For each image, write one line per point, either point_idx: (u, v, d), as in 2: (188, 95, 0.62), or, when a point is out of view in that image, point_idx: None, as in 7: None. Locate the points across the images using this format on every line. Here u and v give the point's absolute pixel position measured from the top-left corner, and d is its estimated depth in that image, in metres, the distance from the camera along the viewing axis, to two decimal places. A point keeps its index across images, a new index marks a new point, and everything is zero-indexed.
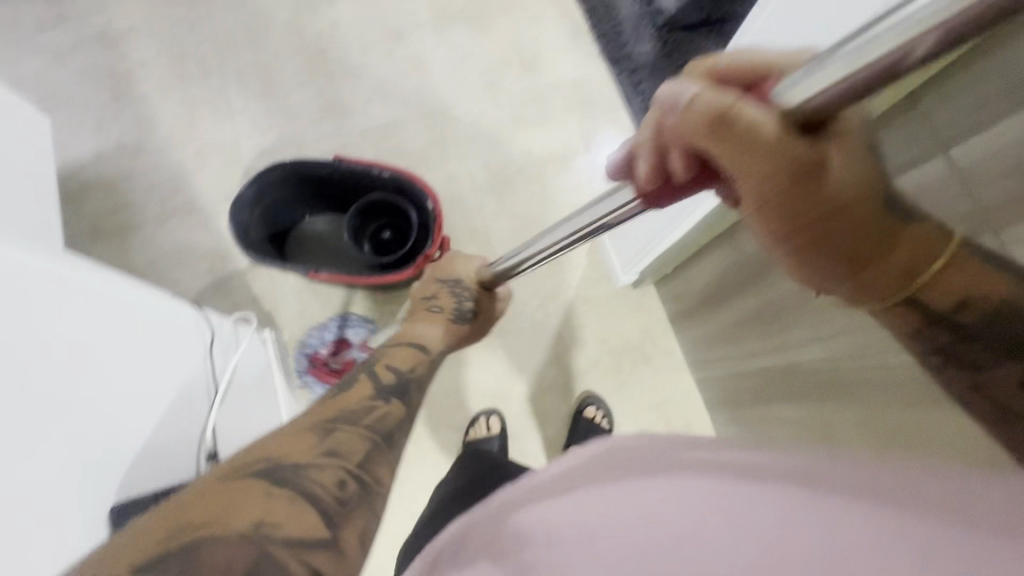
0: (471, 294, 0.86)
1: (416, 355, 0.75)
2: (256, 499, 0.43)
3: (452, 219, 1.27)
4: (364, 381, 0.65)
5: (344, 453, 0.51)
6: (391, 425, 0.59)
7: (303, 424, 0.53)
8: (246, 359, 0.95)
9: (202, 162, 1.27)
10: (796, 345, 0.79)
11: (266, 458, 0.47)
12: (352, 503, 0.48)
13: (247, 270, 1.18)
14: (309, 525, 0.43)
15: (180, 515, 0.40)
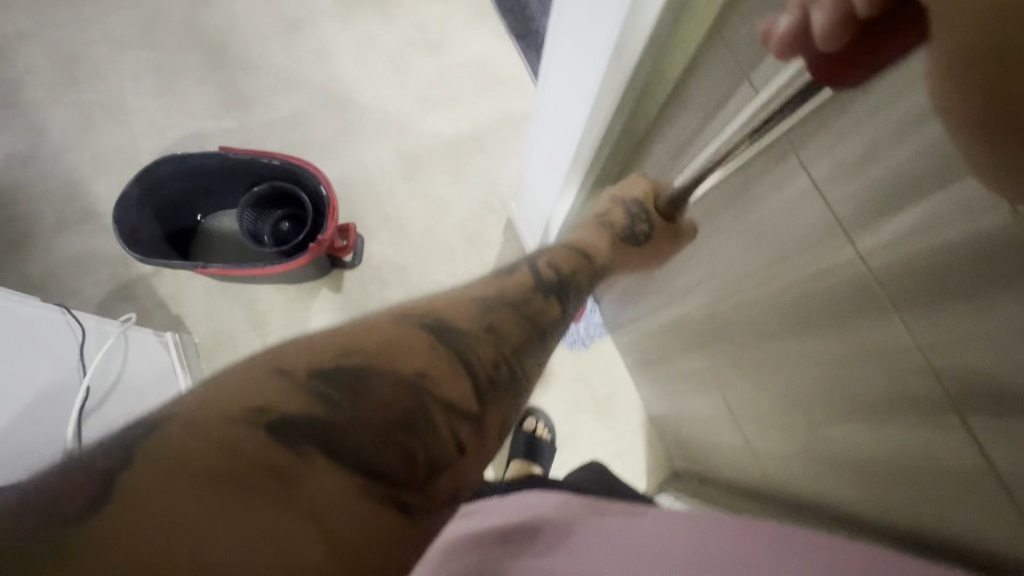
0: (647, 219, 0.68)
1: (577, 261, 0.59)
2: (421, 348, 0.38)
3: (364, 206, 1.25)
4: (522, 271, 0.51)
5: (502, 334, 0.42)
6: (553, 319, 0.48)
7: (476, 289, 0.46)
8: (140, 363, 0.92)
9: (100, 167, 1.23)
10: (681, 295, 0.80)
11: (436, 312, 0.41)
12: (501, 391, 0.40)
13: (152, 273, 1.15)
14: (464, 392, 0.38)
15: (364, 335, 0.38)
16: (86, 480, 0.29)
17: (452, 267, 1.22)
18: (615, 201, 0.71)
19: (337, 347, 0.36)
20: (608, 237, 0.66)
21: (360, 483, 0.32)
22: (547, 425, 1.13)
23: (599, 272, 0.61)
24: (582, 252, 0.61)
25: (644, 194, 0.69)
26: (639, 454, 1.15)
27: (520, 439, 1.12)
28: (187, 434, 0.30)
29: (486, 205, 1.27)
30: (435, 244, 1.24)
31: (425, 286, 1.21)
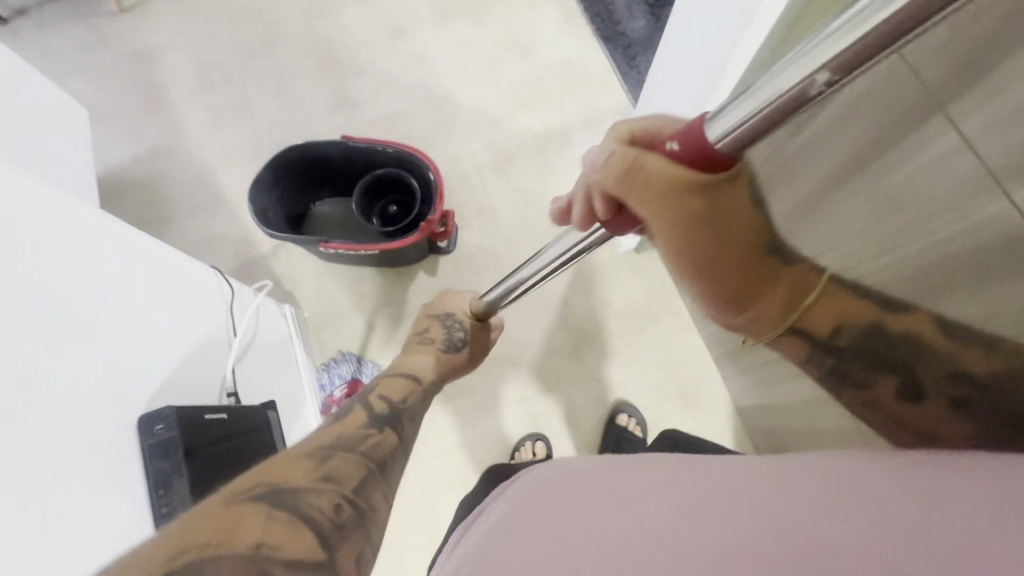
0: (461, 326, 0.90)
1: (409, 386, 0.76)
2: (254, 521, 0.41)
3: (458, 195, 1.32)
4: (357, 411, 0.63)
5: (340, 479, 0.50)
6: (387, 448, 0.60)
7: (305, 446, 0.51)
8: (267, 327, 1.01)
9: (227, 158, 1.37)
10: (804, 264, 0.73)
11: (268, 478, 0.45)
12: (349, 531, 0.46)
13: (270, 253, 1.27)
14: (310, 544, 0.42)
15: (190, 530, 0.38)
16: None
17: None
18: (434, 320, 0.92)
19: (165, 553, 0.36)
20: (426, 354, 0.85)
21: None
22: (639, 422, 1.14)
23: (427, 391, 0.80)
24: (413, 375, 0.79)
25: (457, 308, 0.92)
26: (727, 446, 1.14)
27: (612, 435, 1.13)
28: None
29: None
30: (524, 234, 1.29)
31: None
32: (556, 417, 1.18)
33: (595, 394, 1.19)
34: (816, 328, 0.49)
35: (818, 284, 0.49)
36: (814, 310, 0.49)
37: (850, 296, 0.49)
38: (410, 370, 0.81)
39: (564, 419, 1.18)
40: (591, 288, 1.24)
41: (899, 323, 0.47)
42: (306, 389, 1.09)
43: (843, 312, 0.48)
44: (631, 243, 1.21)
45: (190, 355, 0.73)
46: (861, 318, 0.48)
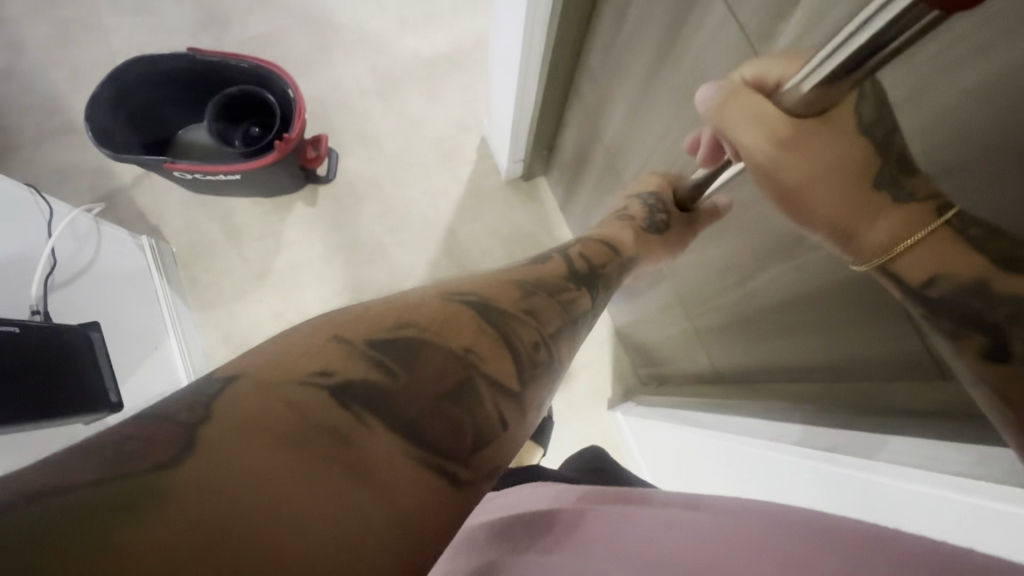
0: (664, 208, 0.74)
1: (605, 253, 0.66)
2: (469, 323, 0.38)
3: (339, 122, 1.26)
4: (555, 261, 0.56)
5: (541, 318, 0.44)
6: (584, 308, 0.52)
7: (513, 278, 0.47)
8: (113, 256, 0.95)
9: (78, 82, 1.24)
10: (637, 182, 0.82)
11: (480, 291, 0.42)
12: (540, 372, 0.40)
13: (132, 185, 1.17)
14: (509, 371, 0.38)
15: (410, 311, 0.37)
16: (167, 436, 0.27)
17: (425, 184, 1.24)
18: (633, 198, 0.78)
19: (396, 318, 0.36)
20: (627, 230, 0.73)
21: (413, 457, 0.31)
22: (545, 402, 1.13)
23: (625, 261, 0.68)
24: (608, 243, 0.69)
25: (658, 187, 0.75)
26: (606, 365, 1.18)
27: None
28: (248, 396, 0.29)
29: (460, 124, 1.27)
30: (409, 161, 1.24)
31: (400, 202, 1.22)
32: None
33: None
34: (910, 275, 0.44)
35: (926, 227, 0.42)
36: (877, 228, 0.45)
37: (955, 238, 0.41)
38: (606, 239, 0.70)
39: None
40: (477, 216, 1.23)
41: (977, 265, 0.41)
42: (170, 321, 1.02)
43: (946, 261, 0.42)
44: (516, 167, 1.20)
45: None
46: (959, 268, 0.42)
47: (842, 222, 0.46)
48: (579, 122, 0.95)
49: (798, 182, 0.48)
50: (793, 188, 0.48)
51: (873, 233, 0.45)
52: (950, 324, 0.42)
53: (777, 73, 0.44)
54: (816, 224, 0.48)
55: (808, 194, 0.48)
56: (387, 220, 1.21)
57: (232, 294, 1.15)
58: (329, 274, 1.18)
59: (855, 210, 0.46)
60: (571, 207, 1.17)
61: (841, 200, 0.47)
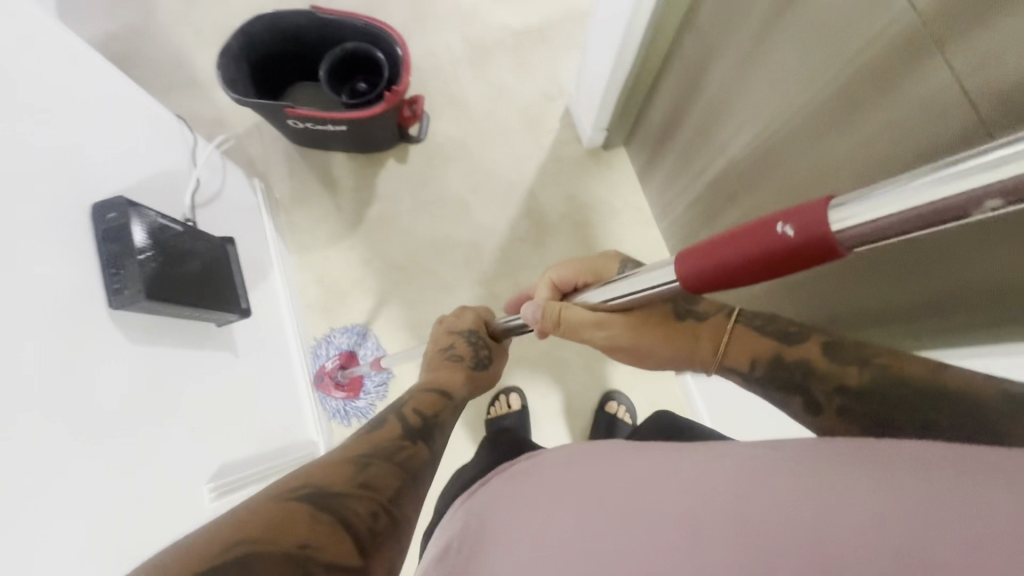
0: (483, 345, 0.85)
1: (442, 402, 0.68)
2: (305, 518, 0.41)
3: (431, 87, 1.32)
4: (388, 420, 0.59)
5: (378, 488, 0.48)
6: (424, 462, 0.55)
7: (346, 451, 0.51)
8: (234, 191, 1.04)
9: (201, 41, 1.36)
10: (728, 138, 0.85)
11: (311, 481, 0.45)
12: (384, 540, 0.44)
13: (242, 135, 1.28)
14: (345, 552, 0.41)
15: (246, 527, 0.39)
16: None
17: (508, 149, 1.29)
18: (454, 336, 0.85)
19: (228, 538, 0.38)
20: (460, 373, 0.77)
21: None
22: (628, 410, 1.15)
23: (457, 406, 0.70)
24: (443, 391, 0.70)
25: (474, 325, 0.87)
26: None
27: (602, 420, 1.13)
28: None
29: (544, 94, 1.32)
30: (494, 126, 1.30)
31: (483, 164, 1.28)
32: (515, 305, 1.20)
33: None
34: (742, 363, 0.63)
35: (727, 332, 0.65)
36: (704, 342, 0.66)
37: (753, 335, 0.63)
38: (440, 385, 0.72)
39: None
40: (556, 182, 1.27)
41: (768, 346, 0.61)
42: (274, 257, 1.11)
43: (752, 349, 0.62)
44: (598, 135, 1.23)
45: (147, 175, 0.76)
46: (766, 350, 0.61)
47: (691, 353, 0.67)
48: (671, 86, 0.97)
49: (637, 343, 0.69)
50: (628, 349, 0.70)
51: (704, 348, 0.66)
52: (782, 394, 0.58)
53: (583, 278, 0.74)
54: (663, 359, 0.69)
55: (651, 349, 0.69)
56: (470, 180, 1.27)
57: (325, 239, 1.23)
58: (415, 227, 1.24)
59: (680, 339, 0.68)
60: (651, 175, 1.19)
61: (668, 340, 0.68)
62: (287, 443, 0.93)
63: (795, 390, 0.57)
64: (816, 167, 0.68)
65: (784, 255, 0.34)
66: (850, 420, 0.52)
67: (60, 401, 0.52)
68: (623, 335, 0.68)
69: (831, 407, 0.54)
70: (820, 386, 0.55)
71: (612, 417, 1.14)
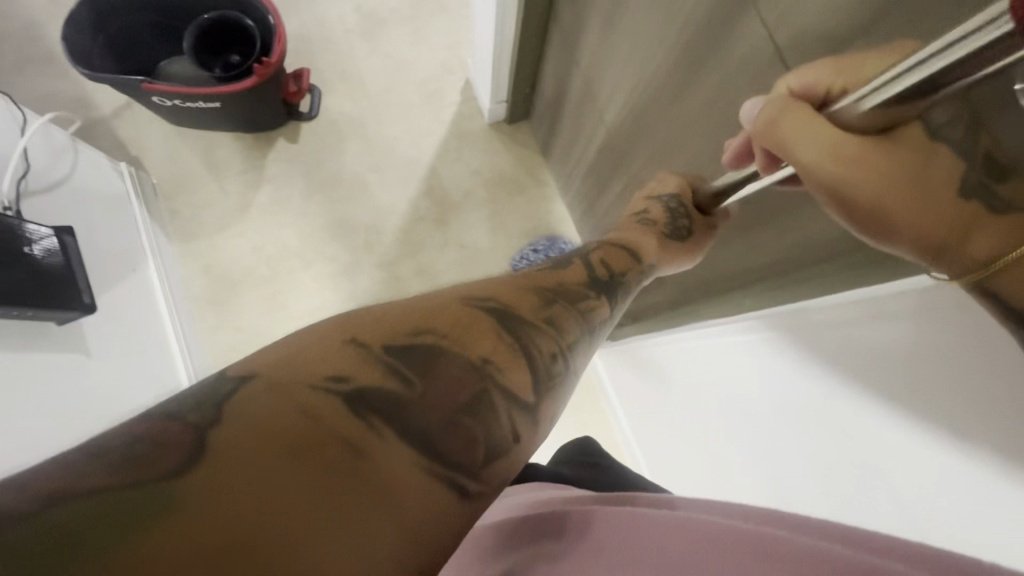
0: (686, 214, 0.68)
1: (627, 260, 0.58)
2: (489, 331, 0.33)
3: (321, 60, 1.24)
4: (576, 266, 0.49)
5: (560, 329, 0.38)
6: (602, 320, 0.45)
7: (529, 279, 0.42)
8: (90, 177, 0.95)
9: (59, 12, 1.22)
10: (605, 106, 0.83)
11: (501, 297, 0.36)
12: (558, 387, 0.35)
13: (111, 115, 1.16)
14: (527, 382, 0.33)
15: (433, 313, 0.33)
16: (179, 435, 0.24)
17: (408, 125, 1.23)
18: (650, 201, 0.72)
19: (404, 325, 0.31)
20: (650, 236, 0.65)
21: (428, 470, 0.27)
22: None
23: (648, 271, 0.60)
24: (630, 249, 0.61)
25: (680, 189, 0.69)
26: None
27: None
28: (261, 396, 0.26)
29: (445, 66, 1.26)
30: (393, 101, 1.24)
31: (381, 141, 1.22)
32: (419, 286, 1.17)
33: (459, 256, 1.18)
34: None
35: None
36: (984, 233, 0.37)
37: None
38: (628, 244, 0.62)
39: (427, 288, 1.16)
40: (459, 157, 1.23)
41: None
42: (147, 247, 1.03)
43: None
44: (498, 108, 1.19)
45: None
46: None
47: (939, 236, 0.39)
48: (557, 53, 0.95)
49: (877, 194, 0.41)
50: (869, 206, 0.41)
51: (976, 244, 0.37)
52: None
53: (840, 81, 0.40)
54: (909, 242, 0.40)
55: (890, 210, 0.41)
56: (368, 158, 1.21)
57: (213, 226, 1.15)
58: (310, 209, 1.18)
59: (942, 213, 0.39)
60: (552, 149, 1.17)
61: (939, 211, 0.39)
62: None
63: None
64: (677, 129, 0.67)
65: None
66: None
67: None
68: (891, 195, 0.41)
69: None
70: None
71: None
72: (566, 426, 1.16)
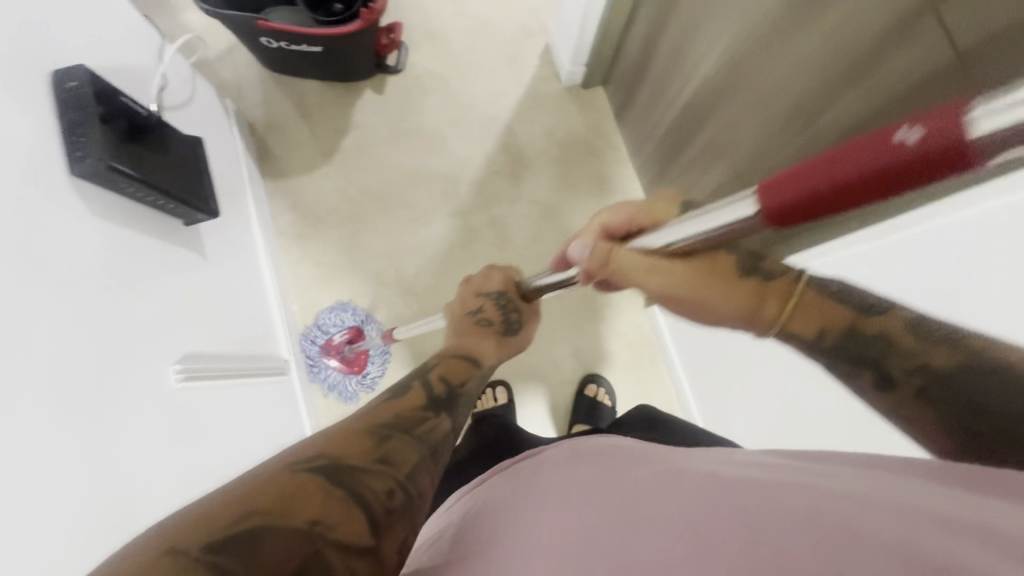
0: (515, 308, 0.76)
1: (468, 367, 0.64)
2: (317, 494, 0.38)
3: (410, 17, 1.30)
4: (413, 390, 0.54)
5: (394, 463, 0.43)
6: (443, 436, 0.50)
7: (360, 420, 0.46)
8: (204, 106, 1.02)
9: None
10: (700, 58, 0.86)
11: (329, 452, 0.41)
12: (398, 520, 0.41)
13: (216, 59, 1.24)
14: (359, 529, 0.38)
15: (258, 495, 0.36)
16: None
17: (487, 84, 1.28)
18: (480, 296, 0.78)
19: (232, 513, 0.34)
20: (487, 341, 0.72)
21: None
22: (608, 391, 1.15)
23: (486, 376, 0.67)
24: (469, 355, 0.67)
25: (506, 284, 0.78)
26: None
27: (582, 405, 1.14)
28: None
29: (527, 30, 1.31)
30: (474, 61, 1.29)
31: (462, 98, 1.27)
32: (490, 238, 1.21)
33: (530, 212, 1.23)
34: (804, 332, 0.50)
35: (796, 296, 0.51)
36: (765, 301, 0.51)
37: (832, 302, 0.50)
38: (464, 350, 0.68)
39: (497, 240, 1.21)
40: (534, 118, 1.27)
41: (841, 313, 0.49)
42: (246, 179, 1.10)
43: (824, 316, 0.50)
44: (578, 71, 1.23)
45: (117, 62, 0.76)
46: (839, 319, 0.49)
47: (740, 310, 0.52)
48: (649, 13, 0.98)
49: (690, 297, 0.51)
50: (690, 297, 0.51)
51: (768, 308, 0.51)
52: (846, 368, 0.49)
53: (639, 222, 0.54)
54: (719, 317, 0.53)
55: (703, 299, 0.52)
56: (449, 114, 1.26)
57: (300, 168, 1.22)
58: (391, 158, 1.24)
59: (748, 296, 0.51)
60: (627, 113, 1.20)
61: (734, 299, 0.51)
62: (255, 354, 0.94)
63: (863, 365, 0.48)
64: (782, 74, 0.69)
65: (913, 169, 0.23)
66: (937, 416, 0.44)
67: (24, 264, 0.52)
68: (689, 287, 0.50)
69: (909, 391, 0.45)
70: (898, 363, 0.46)
71: (593, 402, 1.14)
72: (622, 381, 1.19)
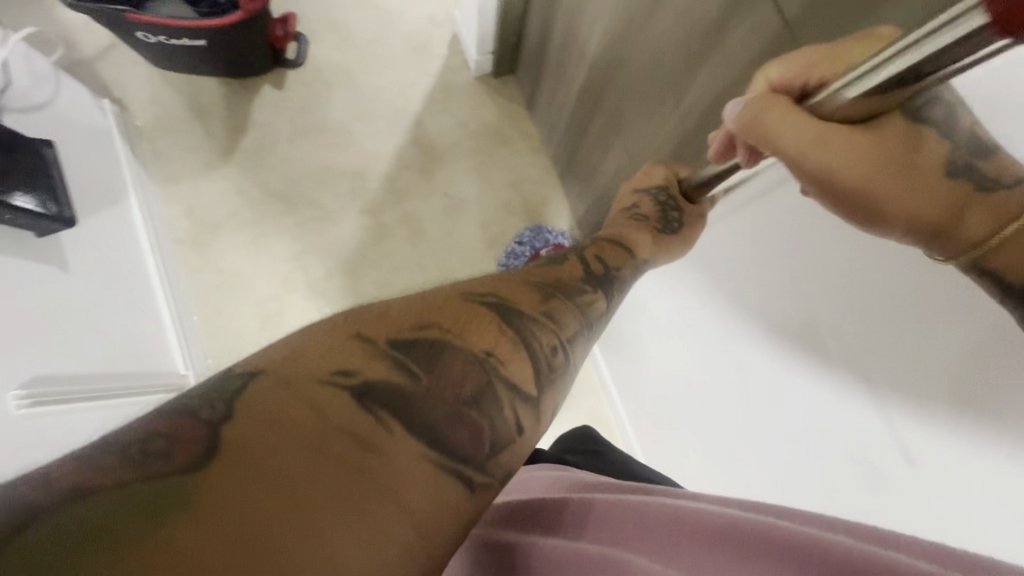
0: (675, 203, 0.73)
1: (620, 254, 0.64)
2: (490, 326, 0.37)
3: (309, 8, 1.24)
4: (570, 263, 0.55)
5: (556, 321, 0.42)
6: (597, 314, 0.49)
7: (525, 277, 0.46)
8: (72, 108, 0.94)
9: None
10: (586, 40, 0.84)
11: (497, 292, 0.40)
12: (557, 377, 0.39)
13: (95, 57, 1.15)
14: (527, 373, 0.36)
15: (432, 310, 0.36)
16: (194, 433, 0.27)
17: (394, 76, 1.24)
18: (639, 194, 0.75)
19: (413, 321, 0.34)
20: (645, 233, 0.70)
21: (430, 461, 0.30)
22: None
23: (638, 266, 0.66)
24: (623, 244, 0.67)
25: (667, 180, 0.73)
26: None
27: None
28: (276, 388, 0.29)
29: (433, 19, 1.27)
30: (379, 53, 1.25)
31: (367, 91, 1.23)
32: (403, 235, 1.17)
33: (443, 206, 1.19)
34: (1007, 270, 0.42)
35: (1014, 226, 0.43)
36: (973, 218, 0.44)
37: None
38: (621, 238, 0.68)
39: (411, 237, 1.17)
40: (445, 109, 1.24)
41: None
42: (131, 185, 1.03)
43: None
44: (485, 60, 1.20)
45: None
46: None
47: (932, 218, 0.45)
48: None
49: (864, 185, 0.45)
50: (867, 192, 0.46)
51: (969, 225, 0.44)
52: None
53: (819, 72, 0.43)
54: (907, 219, 0.45)
55: (883, 199, 0.46)
56: (354, 108, 1.22)
57: (196, 170, 1.15)
58: (294, 156, 1.18)
59: (915, 190, 0.46)
60: (536, 102, 1.18)
61: (921, 201, 0.45)
62: (144, 372, 0.88)
63: None
64: (651, 53, 0.67)
65: None
66: None
67: None
68: (872, 176, 0.45)
69: None
70: None
71: None
72: None
